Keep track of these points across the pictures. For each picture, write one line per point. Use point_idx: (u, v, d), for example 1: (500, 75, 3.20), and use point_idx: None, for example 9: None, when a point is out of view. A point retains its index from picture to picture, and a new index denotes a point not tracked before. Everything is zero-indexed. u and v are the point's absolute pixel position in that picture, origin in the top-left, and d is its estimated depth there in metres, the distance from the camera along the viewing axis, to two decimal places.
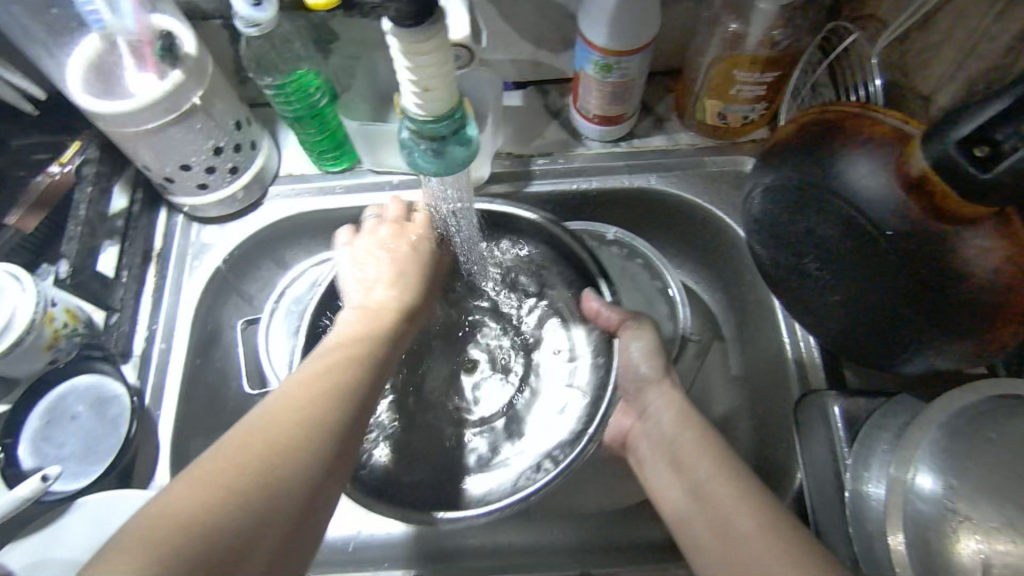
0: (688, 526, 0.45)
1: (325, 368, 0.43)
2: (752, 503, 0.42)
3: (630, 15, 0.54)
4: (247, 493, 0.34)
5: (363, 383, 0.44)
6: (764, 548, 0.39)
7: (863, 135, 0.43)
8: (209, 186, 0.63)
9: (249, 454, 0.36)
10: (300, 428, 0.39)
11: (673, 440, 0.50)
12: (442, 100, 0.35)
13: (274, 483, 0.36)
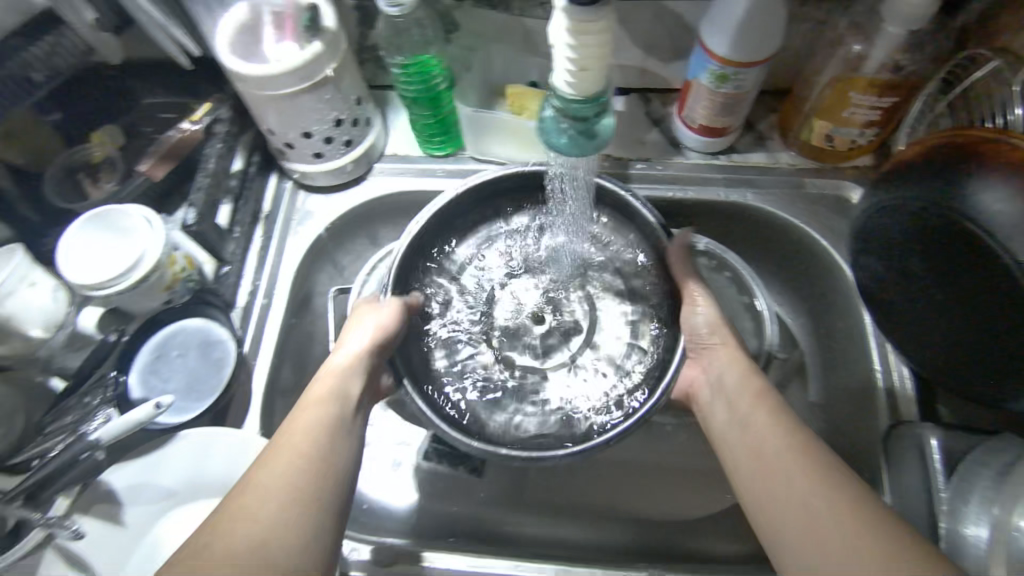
0: (731, 450, 0.49)
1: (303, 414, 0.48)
2: (798, 441, 0.46)
3: (756, 29, 0.54)
4: (287, 490, 0.42)
5: (340, 416, 0.49)
6: (806, 481, 0.43)
7: (1000, 162, 0.41)
8: (323, 155, 0.66)
9: (267, 494, 0.42)
10: (303, 467, 0.44)
11: (734, 393, 0.52)
12: (594, 80, 0.37)
13: (292, 515, 0.41)
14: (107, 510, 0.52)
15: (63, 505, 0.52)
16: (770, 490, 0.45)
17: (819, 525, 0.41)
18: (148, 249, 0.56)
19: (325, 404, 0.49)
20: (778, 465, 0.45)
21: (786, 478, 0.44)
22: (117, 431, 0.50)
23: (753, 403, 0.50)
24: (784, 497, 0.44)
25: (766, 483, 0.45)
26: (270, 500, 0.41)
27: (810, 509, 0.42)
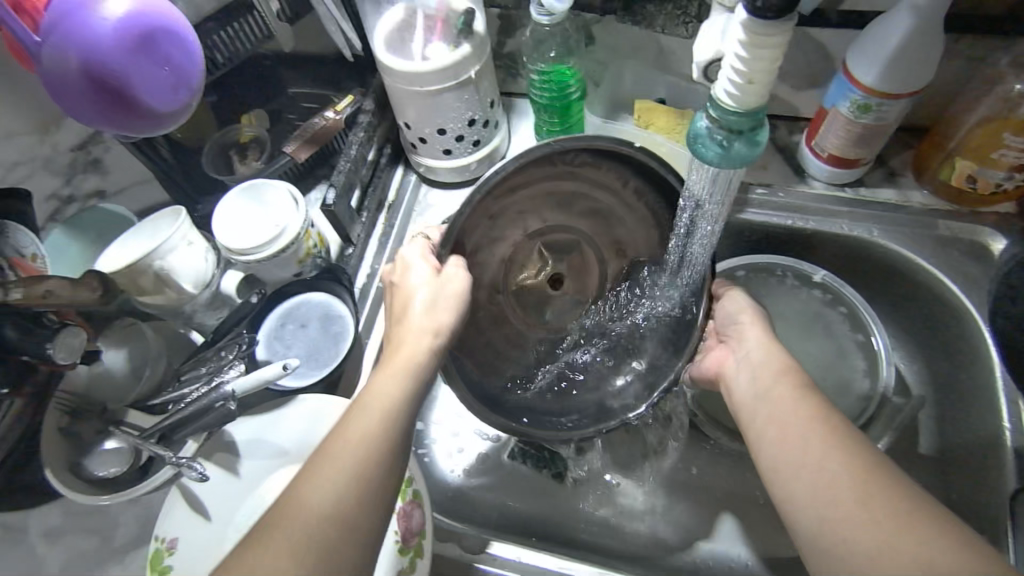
0: (763, 447, 0.45)
1: (355, 413, 0.43)
2: (835, 432, 0.42)
3: (911, 59, 0.53)
4: (330, 503, 0.38)
5: (395, 413, 0.44)
6: (841, 464, 0.40)
7: None
8: (452, 153, 0.69)
9: (309, 505, 0.38)
10: (346, 474, 0.40)
11: (769, 378, 0.48)
12: (759, 95, 0.37)
13: (340, 529, 0.38)
14: (226, 459, 0.56)
15: (192, 447, 0.55)
16: (796, 475, 0.41)
17: (859, 516, 0.37)
18: (291, 222, 0.60)
19: (385, 407, 0.43)
20: (811, 449, 0.41)
21: (818, 460, 0.41)
22: (247, 386, 0.53)
23: (787, 385, 0.46)
24: (818, 483, 0.40)
25: (797, 467, 0.41)
26: (316, 512, 0.38)
27: (843, 494, 0.38)
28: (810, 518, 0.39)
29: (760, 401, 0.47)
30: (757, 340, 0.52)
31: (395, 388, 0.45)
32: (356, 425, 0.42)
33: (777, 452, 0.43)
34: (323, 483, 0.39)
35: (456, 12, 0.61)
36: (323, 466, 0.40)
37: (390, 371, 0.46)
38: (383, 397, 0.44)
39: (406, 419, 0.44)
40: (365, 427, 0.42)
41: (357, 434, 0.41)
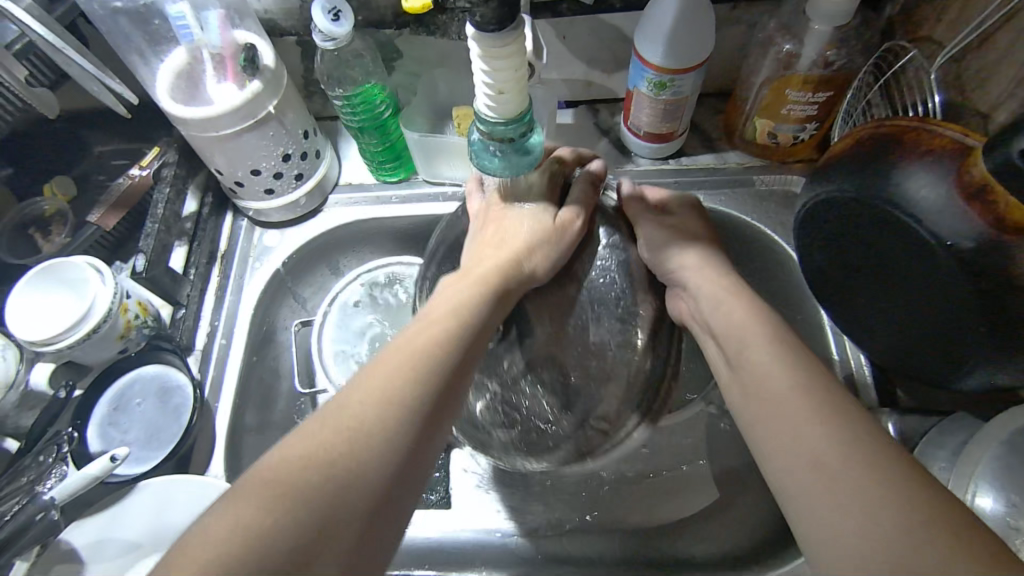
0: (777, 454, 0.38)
1: (426, 324, 0.43)
2: (836, 427, 0.36)
3: (687, 35, 0.55)
4: (385, 409, 0.37)
5: (460, 341, 0.42)
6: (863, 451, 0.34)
7: (921, 149, 0.42)
8: (275, 191, 0.66)
9: (368, 406, 0.37)
10: (406, 389, 0.38)
11: (740, 339, 0.44)
12: (515, 103, 0.38)
13: (380, 437, 0.36)
14: (68, 570, 0.51)
15: (22, 567, 0.51)
16: (807, 471, 0.35)
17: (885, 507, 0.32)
18: (98, 299, 0.55)
19: (430, 345, 0.41)
20: (821, 431, 0.36)
21: (830, 452, 0.35)
22: (71, 489, 0.49)
23: (763, 354, 0.42)
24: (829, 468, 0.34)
25: (810, 454, 0.35)
26: (374, 425, 0.36)
27: (854, 494, 0.33)
28: (811, 508, 0.34)
29: (754, 372, 0.41)
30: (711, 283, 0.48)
31: (444, 326, 0.43)
32: (399, 377, 0.39)
33: (788, 431, 0.37)
34: (368, 430, 0.36)
35: (240, 46, 0.57)
36: (361, 409, 0.36)
37: (464, 283, 0.46)
38: (425, 342, 0.41)
39: (453, 359, 0.41)
40: (437, 334, 0.42)
41: (404, 365, 0.39)
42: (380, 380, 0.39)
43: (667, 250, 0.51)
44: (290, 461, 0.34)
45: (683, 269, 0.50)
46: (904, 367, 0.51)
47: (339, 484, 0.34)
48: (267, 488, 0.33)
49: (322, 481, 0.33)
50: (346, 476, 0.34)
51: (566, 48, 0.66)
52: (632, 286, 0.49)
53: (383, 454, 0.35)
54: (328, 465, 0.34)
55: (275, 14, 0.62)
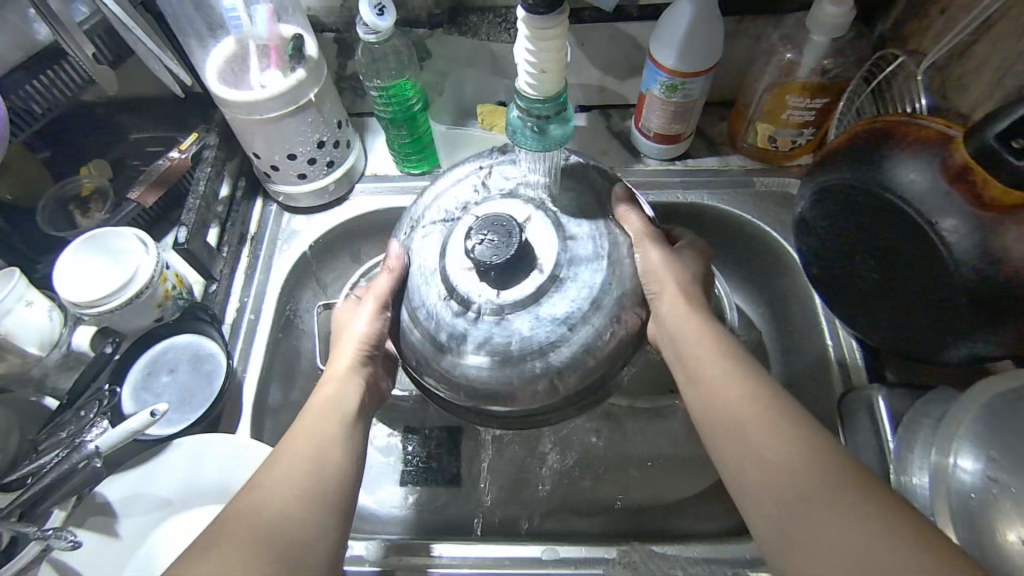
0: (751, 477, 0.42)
1: (313, 419, 0.49)
2: (800, 441, 0.41)
3: (699, 42, 0.60)
4: (289, 498, 0.43)
5: (343, 435, 0.49)
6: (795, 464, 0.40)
7: (910, 140, 0.47)
8: (307, 176, 0.69)
9: (271, 494, 0.43)
10: (301, 479, 0.45)
11: (690, 345, 0.49)
12: (553, 82, 0.42)
13: (286, 524, 0.42)
14: (102, 522, 0.53)
15: (59, 517, 0.52)
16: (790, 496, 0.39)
17: (827, 519, 0.37)
18: (141, 267, 0.58)
19: (319, 437, 0.48)
20: (774, 453, 0.41)
21: (809, 489, 0.39)
22: (114, 440, 0.51)
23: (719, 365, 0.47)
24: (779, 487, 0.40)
25: (756, 478, 0.41)
26: (276, 514, 0.42)
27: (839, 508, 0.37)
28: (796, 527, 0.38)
29: (708, 394, 0.46)
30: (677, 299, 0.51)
31: (327, 419, 0.49)
32: (284, 463, 0.45)
33: (734, 456, 0.43)
34: (259, 519, 0.42)
35: (287, 39, 0.61)
36: (266, 497, 0.43)
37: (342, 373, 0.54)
38: (313, 437, 0.48)
39: (339, 445, 0.48)
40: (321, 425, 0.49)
41: (299, 455, 0.46)
42: (281, 474, 0.45)
43: (655, 278, 0.51)
44: (199, 560, 0.39)
45: (665, 297, 0.51)
46: (897, 347, 0.55)
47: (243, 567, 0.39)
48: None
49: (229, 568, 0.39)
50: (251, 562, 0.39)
51: (583, 54, 0.71)
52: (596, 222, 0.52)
53: (293, 528, 0.42)
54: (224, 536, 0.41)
55: (317, 11, 0.67)
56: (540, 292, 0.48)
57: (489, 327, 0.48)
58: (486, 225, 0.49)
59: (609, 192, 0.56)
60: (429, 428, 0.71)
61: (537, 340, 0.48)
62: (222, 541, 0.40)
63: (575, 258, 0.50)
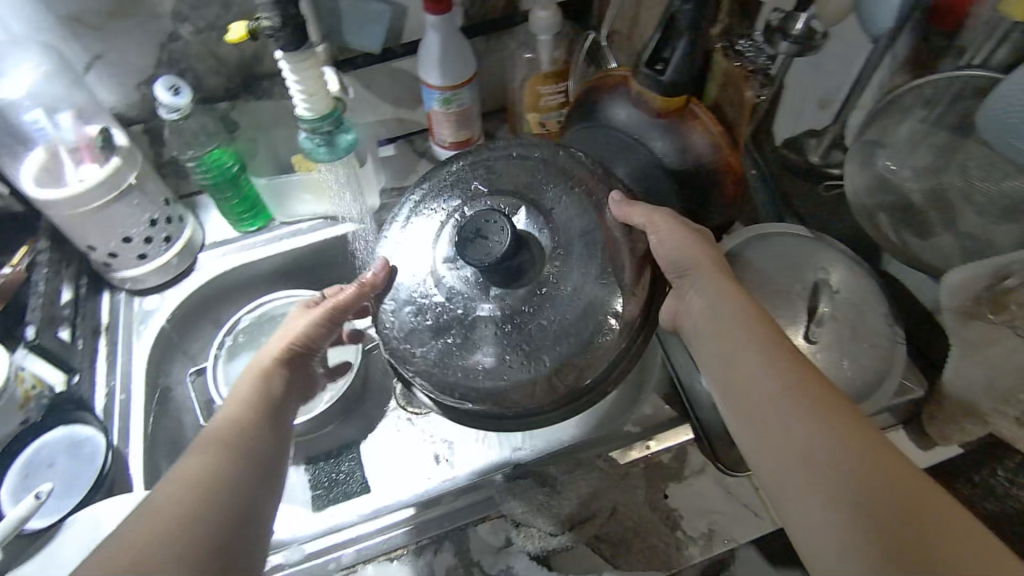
0: (780, 457, 0.42)
1: (240, 396, 0.52)
2: (840, 429, 0.41)
3: (454, 59, 0.74)
4: (227, 441, 0.46)
5: (265, 399, 0.52)
6: (812, 422, 0.42)
7: (607, 87, 0.62)
8: (148, 255, 0.74)
9: (210, 450, 0.45)
10: (234, 434, 0.47)
11: (712, 310, 0.50)
12: (322, 101, 0.56)
13: (235, 470, 0.44)
14: None
15: None
16: (815, 484, 0.40)
17: (814, 472, 0.40)
18: None
19: (249, 408, 0.51)
20: (805, 436, 0.41)
21: (841, 478, 0.39)
22: (3, 533, 0.53)
23: (752, 347, 0.47)
24: (781, 440, 0.42)
25: (764, 429, 0.44)
26: (218, 459, 0.44)
27: (867, 493, 0.38)
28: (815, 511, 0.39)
29: (727, 352, 0.48)
30: (702, 277, 0.52)
31: (248, 399, 0.51)
32: (218, 429, 0.48)
33: (748, 407, 0.45)
34: (203, 465, 0.44)
35: (94, 135, 0.68)
36: (208, 454, 0.45)
37: (267, 365, 0.55)
38: (232, 411, 0.50)
39: (269, 418, 0.51)
40: (241, 396, 0.52)
41: (231, 420, 0.49)
42: (215, 432, 0.47)
43: (683, 257, 0.53)
44: (157, 514, 0.40)
45: (695, 275, 0.52)
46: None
47: (203, 513, 0.41)
48: (152, 531, 0.39)
49: (183, 512, 0.40)
50: (209, 506, 0.41)
51: (371, 94, 0.83)
52: (591, 217, 0.54)
53: (238, 469, 0.45)
54: (211, 450, 0.45)
55: (120, 108, 0.74)
56: (514, 304, 0.52)
57: (460, 341, 0.52)
58: (469, 220, 0.52)
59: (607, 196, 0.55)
60: (328, 451, 0.73)
61: (502, 352, 0.51)
62: (177, 485, 0.42)
63: (537, 282, 0.52)
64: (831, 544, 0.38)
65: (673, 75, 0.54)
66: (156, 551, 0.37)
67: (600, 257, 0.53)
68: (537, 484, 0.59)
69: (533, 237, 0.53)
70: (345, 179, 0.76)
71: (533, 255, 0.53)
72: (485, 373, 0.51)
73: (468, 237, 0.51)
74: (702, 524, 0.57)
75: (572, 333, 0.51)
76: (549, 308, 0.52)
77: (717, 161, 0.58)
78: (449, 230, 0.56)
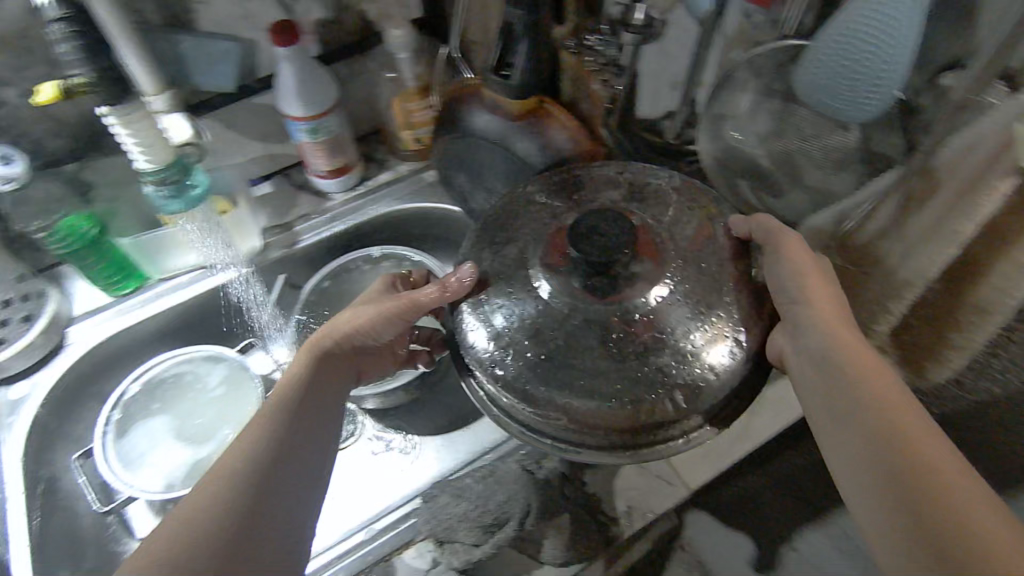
0: (858, 473, 0.42)
1: (292, 372, 0.55)
2: (930, 453, 0.40)
3: (313, 87, 0.72)
4: (267, 424, 0.50)
5: (309, 379, 0.55)
6: (881, 410, 0.43)
7: (464, 96, 0.64)
8: (6, 338, 0.70)
9: (249, 437, 0.49)
10: (271, 419, 0.51)
11: (803, 331, 0.49)
12: (159, 150, 0.64)
13: (266, 464, 0.48)
14: None
15: None
16: (891, 503, 0.40)
17: (892, 491, 0.40)
18: None
19: (298, 386, 0.54)
20: (885, 454, 0.41)
21: (918, 501, 0.39)
22: None
23: (849, 366, 0.46)
24: (862, 454, 0.42)
25: (829, 405, 0.46)
26: (249, 447, 0.49)
27: (944, 516, 0.38)
28: (888, 526, 0.40)
29: (819, 369, 0.47)
30: (795, 294, 0.50)
31: (296, 376, 0.54)
32: (262, 411, 0.51)
33: (821, 390, 0.47)
34: (238, 454, 0.48)
35: None
36: (247, 441, 0.49)
37: (305, 353, 0.56)
38: (283, 390, 0.53)
39: (313, 404, 0.54)
40: (292, 374, 0.55)
41: (274, 401, 0.52)
42: (263, 413, 0.51)
43: (797, 281, 0.50)
44: (195, 500, 0.45)
45: (799, 293, 0.50)
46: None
47: (221, 506, 0.45)
48: (184, 515, 0.44)
49: (209, 503, 0.45)
50: (229, 498, 0.46)
51: (236, 133, 0.79)
52: (702, 247, 0.53)
53: (261, 459, 0.48)
54: (249, 436, 0.50)
55: None
56: (631, 317, 0.49)
57: (552, 359, 0.49)
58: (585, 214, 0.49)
59: (733, 225, 0.54)
60: None
61: (616, 371, 0.48)
62: (218, 471, 0.47)
63: (652, 313, 0.49)
64: (875, 521, 0.41)
65: (519, 77, 0.56)
66: (178, 537, 0.43)
67: (725, 289, 0.51)
68: (451, 498, 0.62)
69: (652, 260, 0.51)
70: (208, 228, 0.73)
71: (641, 267, 0.51)
72: (570, 403, 0.48)
73: (580, 232, 0.48)
74: (621, 503, 0.64)
75: (682, 347, 0.49)
76: (657, 340, 0.49)
77: (579, 154, 0.61)
78: (551, 234, 0.54)
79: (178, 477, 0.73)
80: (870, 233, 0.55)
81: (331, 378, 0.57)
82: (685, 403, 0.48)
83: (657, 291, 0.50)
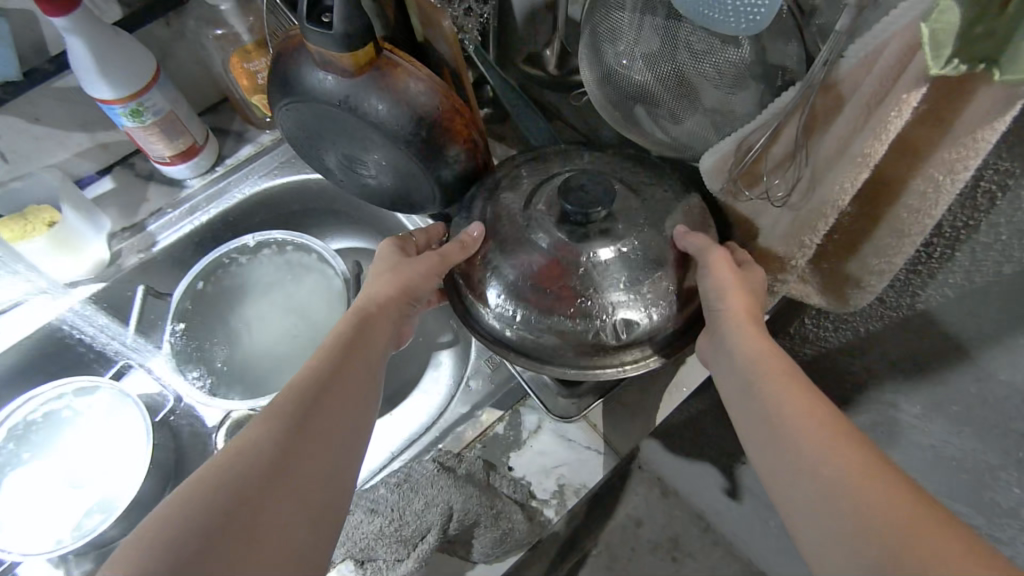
0: (802, 504, 0.36)
1: (336, 335, 0.47)
2: (870, 473, 0.34)
3: (116, 59, 0.59)
4: (301, 389, 0.41)
5: (353, 346, 0.46)
6: (811, 418, 0.38)
7: (293, 49, 0.52)
8: None
9: (283, 400, 0.41)
10: (308, 384, 0.42)
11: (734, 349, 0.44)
12: None
13: (297, 434, 0.39)
14: None
15: None
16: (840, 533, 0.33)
17: (841, 517, 0.34)
18: None
19: (337, 349, 0.45)
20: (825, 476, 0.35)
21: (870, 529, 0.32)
22: None
23: (772, 380, 0.41)
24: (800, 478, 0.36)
25: (749, 405, 0.41)
26: (283, 412, 0.40)
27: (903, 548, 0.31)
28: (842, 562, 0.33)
29: (746, 394, 0.42)
30: (724, 287, 0.47)
31: (336, 340, 0.46)
32: (302, 372, 0.43)
33: (742, 389, 0.42)
34: (269, 421, 0.39)
35: None
36: (281, 404, 0.40)
37: (353, 312, 0.49)
38: (321, 355, 0.45)
39: (354, 370, 0.45)
40: (337, 336, 0.46)
41: (313, 366, 0.43)
42: (301, 377, 0.43)
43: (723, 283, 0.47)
44: (211, 467, 0.36)
45: (717, 281, 0.47)
46: (419, 205, 0.63)
47: (239, 478, 0.35)
48: (201, 483, 0.35)
49: (228, 473, 0.36)
50: (249, 471, 0.36)
51: (46, 128, 0.65)
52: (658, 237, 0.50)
53: (293, 425, 0.39)
54: (283, 401, 0.40)
55: None
56: (574, 264, 0.48)
57: (537, 293, 0.49)
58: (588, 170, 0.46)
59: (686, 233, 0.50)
60: None
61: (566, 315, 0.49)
62: (246, 436, 0.38)
63: (592, 276, 0.48)
64: (810, 528, 0.35)
65: (345, 27, 0.44)
66: (189, 513, 0.33)
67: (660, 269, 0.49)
68: (365, 515, 0.56)
69: (610, 237, 0.48)
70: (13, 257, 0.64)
71: (618, 224, 0.48)
72: (509, 319, 0.50)
73: (572, 184, 0.46)
74: (552, 482, 0.60)
75: (606, 301, 0.48)
76: (589, 286, 0.48)
77: (438, 108, 0.52)
78: (551, 186, 0.51)
79: (64, 530, 0.65)
80: (775, 157, 0.49)
81: (378, 344, 0.48)
82: (608, 337, 0.49)
83: (603, 251, 0.48)
